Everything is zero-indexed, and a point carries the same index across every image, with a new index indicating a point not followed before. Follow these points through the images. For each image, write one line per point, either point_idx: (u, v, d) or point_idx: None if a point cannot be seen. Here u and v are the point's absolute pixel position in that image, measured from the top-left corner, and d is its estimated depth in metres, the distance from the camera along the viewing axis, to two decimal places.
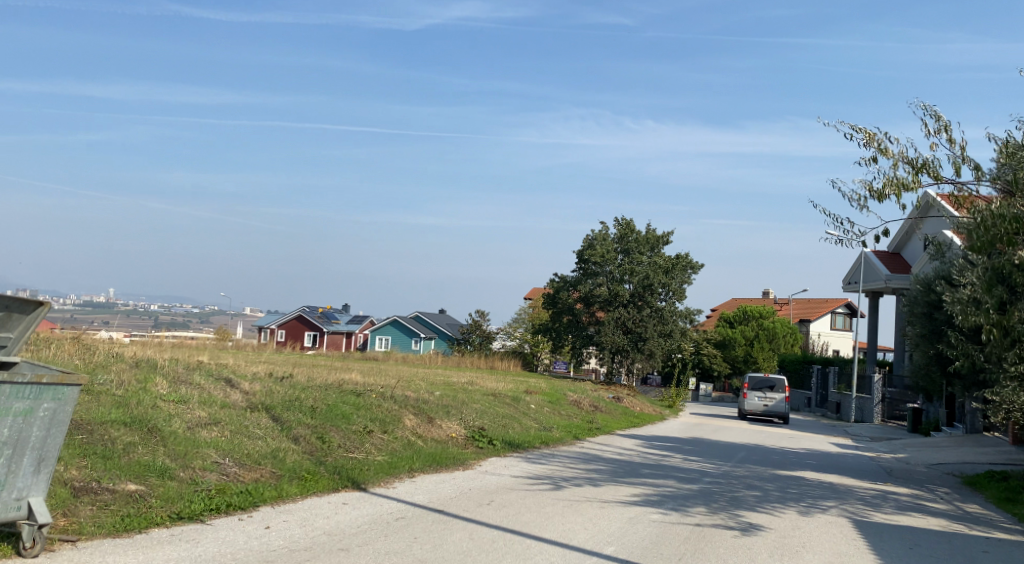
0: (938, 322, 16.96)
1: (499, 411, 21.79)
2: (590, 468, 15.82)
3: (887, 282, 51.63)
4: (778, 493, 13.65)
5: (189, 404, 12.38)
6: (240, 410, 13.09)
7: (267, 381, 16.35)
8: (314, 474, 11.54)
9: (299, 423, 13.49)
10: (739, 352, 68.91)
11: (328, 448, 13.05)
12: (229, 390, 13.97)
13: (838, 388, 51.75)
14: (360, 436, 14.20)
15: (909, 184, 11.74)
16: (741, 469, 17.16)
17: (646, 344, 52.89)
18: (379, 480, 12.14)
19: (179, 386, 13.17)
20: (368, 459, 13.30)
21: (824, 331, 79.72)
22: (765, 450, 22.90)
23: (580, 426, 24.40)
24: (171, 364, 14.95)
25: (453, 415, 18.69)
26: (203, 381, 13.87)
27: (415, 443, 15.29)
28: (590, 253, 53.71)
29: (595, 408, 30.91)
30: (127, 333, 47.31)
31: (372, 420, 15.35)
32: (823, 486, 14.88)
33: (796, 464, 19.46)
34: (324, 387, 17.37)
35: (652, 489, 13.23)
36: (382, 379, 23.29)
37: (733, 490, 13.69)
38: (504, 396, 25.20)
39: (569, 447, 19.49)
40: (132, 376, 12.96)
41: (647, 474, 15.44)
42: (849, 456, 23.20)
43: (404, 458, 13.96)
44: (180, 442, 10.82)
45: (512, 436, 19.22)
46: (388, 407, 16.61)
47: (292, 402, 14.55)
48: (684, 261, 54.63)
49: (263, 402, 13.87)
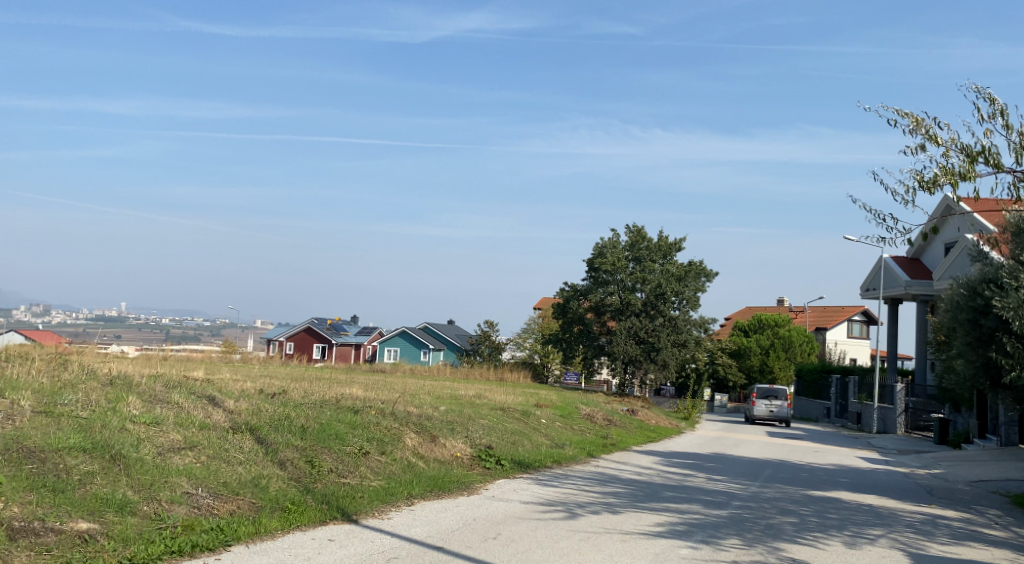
0: (988, 329, 15.42)
1: (507, 427, 20.49)
2: (609, 491, 14.53)
3: (908, 288, 50.21)
4: (817, 519, 12.36)
5: (163, 427, 11.13)
6: (221, 431, 11.83)
7: (256, 397, 15.12)
8: (299, 504, 10.30)
9: (287, 445, 12.28)
10: (755, 362, 67.64)
11: (318, 473, 11.80)
12: (211, 409, 12.72)
13: (858, 397, 50.35)
14: (355, 459, 12.95)
15: (965, 172, 10.39)
16: (770, 490, 15.84)
17: (660, 354, 51.55)
18: (372, 509, 10.89)
19: (155, 406, 11.93)
20: (363, 485, 12.04)
21: (841, 339, 78.42)
22: (792, 467, 21.61)
23: (594, 442, 23.13)
24: (150, 381, 13.73)
25: (458, 432, 17.44)
26: (182, 400, 12.60)
27: (417, 466, 14.04)
28: (600, 261, 52.32)
29: (609, 422, 29.56)
30: (132, 346, 46.31)
31: (369, 440, 14.12)
32: (864, 510, 13.57)
33: (828, 483, 18.16)
34: (319, 404, 16.16)
35: (677, 517, 11.94)
36: (384, 394, 22.02)
37: (767, 516, 12.40)
38: (513, 410, 23.92)
39: (583, 467, 18.18)
40: (100, 395, 11.71)
41: (670, 497, 14.15)
42: (882, 473, 21.85)
43: (404, 483, 12.73)
44: (147, 471, 9.58)
45: (522, 454, 17.95)
46: (387, 424, 15.35)
47: (280, 421, 13.30)
48: (697, 269, 53.28)
49: (248, 422, 12.64)
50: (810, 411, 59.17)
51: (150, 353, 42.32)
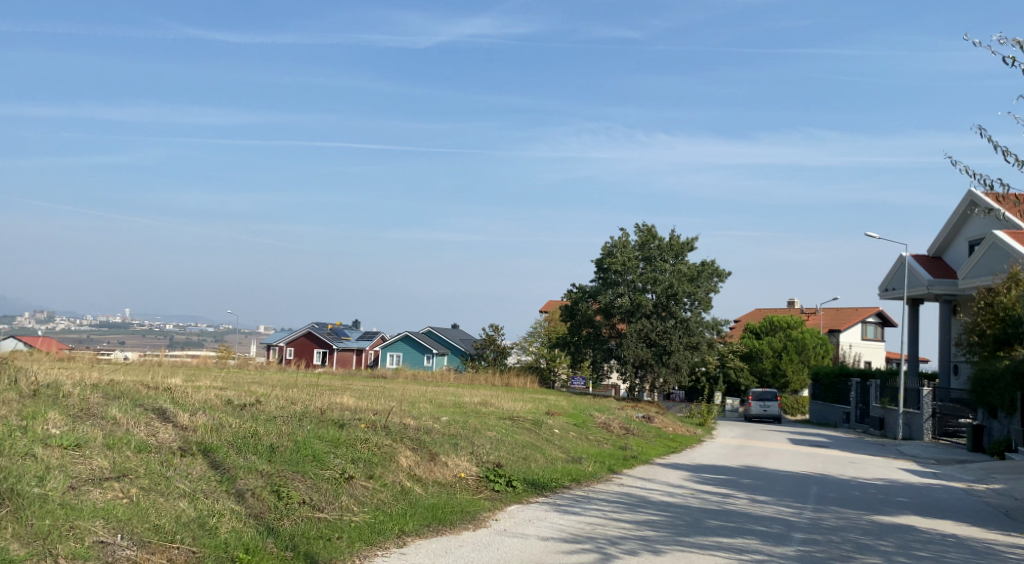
0: None
1: (516, 440, 18.09)
2: (643, 521, 12.12)
3: (931, 288, 47.68)
4: (907, 560, 9.96)
5: (87, 451, 8.75)
6: (164, 455, 9.45)
7: (220, 410, 12.66)
8: (255, 553, 7.98)
9: (249, 470, 9.93)
10: (767, 364, 65.37)
11: (287, 508, 9.45)
12: (157, 425, 10.35)
13: (880, 402, 47.76)
14: (337, 486, 10.60)
15: None
16: (830, 515, 13.40)
17: (672, 357, 49.15)
18: (351, 556, 8.55)
19: (81, 422, 9.55)
20: (344, 521, 9.69)
21: (855, 341, 75.90)
22: (837, 482, 19.12)
23: (613, 454, 20.71)
24: (86, 391, 11.28)
25: (462, 448, 15.02)
26: (122, 414, 10.24)
27: (414, 493, 11.69)
28: (609, 261, 49.95)
29: (627, 431, 27.13)
30: (133, 352, 43.96)
31: (355, 461, 11.76)
32: (955, 544, 11.22)
33: (888, 502, 15.73)
34: (298, 416, 13.74)
35: (736, 558, 9.57)
36: (378, 402, 19.63)
37: (845, 556, 10.03)
38: (523, 418, 21.51)
39: (605, 486, 15.82)
40: (11, 410, 9.30)
41: (718, 529, 11.75)
42: (938, 487, 19.39)
43: (399, 516, 10.42)
44: (49, 511, 7.30)
45: (536, 473, 15.52)
46: (376, 439, 12.97)
47: (245, 440, 10.94)
48: (710, 269, 50.95)
49: (203, 442, 10.28)
50: (829, 415, 56.63)
51: (144, 357, 40.41)
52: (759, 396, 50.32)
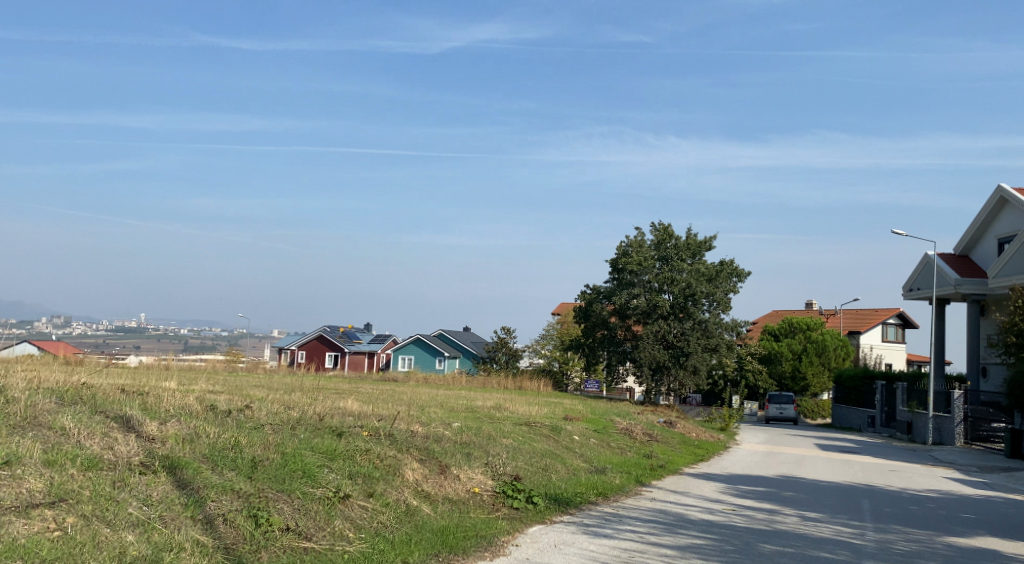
0: None
1: (534, 448, 16.40)
2: (687, 546, 10.45)
3: (958, 288, 45.69)
4: None
5: (9, 469, 7.12)
6: (119, 473, 7.81)
7: (197, 417, 10.97)
8: None
9: (221, 489, 8.30)
10: (787, 367, 63.46)
11: (266, 538, 7.85)
12: (117, 435, 8.73)
13: (907, 405, 45.85)
14: (329, 508, 8.97)
15: None
16: (898, 538, 11.78)
17: (689, 360, 47.36)
18: None
19: (13, 435, 7.88)
20: (335, 552, 8.07)
21: (876, 343, 73.81)
22: (888, 494, 17.42)
23: (639, 464, 19.00)
24: (36, 395, 9.60)
25: (475, 459, 13.33)
26: (72, 423, 8.56)
27: (422, 514, 10.02)
28: (625, 261, 48.24)
29: (650, 437, 25.39)
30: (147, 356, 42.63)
31: (352, 476, 10.11)
32: None
33: (953, 520, 14.03)
34: (289, 424, 12.05)
35: None
36: (386, 407, 17.98)
37: None
38: (540, 424, 19.80)
39: (635, 501, 14.17)
40: None
41: (775, 555, 10.09)
42: (998, 499, 17.66)
43: (402, 543, 8.78)
44: None
45: (557, 487, 13.84)
46: (378, 450, 11.32)
47: (223, 453, 9.30)
48: (729, 268, 49.17)
49: (169, 456, 8.63)
50: (852, 419, 54.60)
51: (155, 360, 39.04)
52: (778, 398, 48.55)
